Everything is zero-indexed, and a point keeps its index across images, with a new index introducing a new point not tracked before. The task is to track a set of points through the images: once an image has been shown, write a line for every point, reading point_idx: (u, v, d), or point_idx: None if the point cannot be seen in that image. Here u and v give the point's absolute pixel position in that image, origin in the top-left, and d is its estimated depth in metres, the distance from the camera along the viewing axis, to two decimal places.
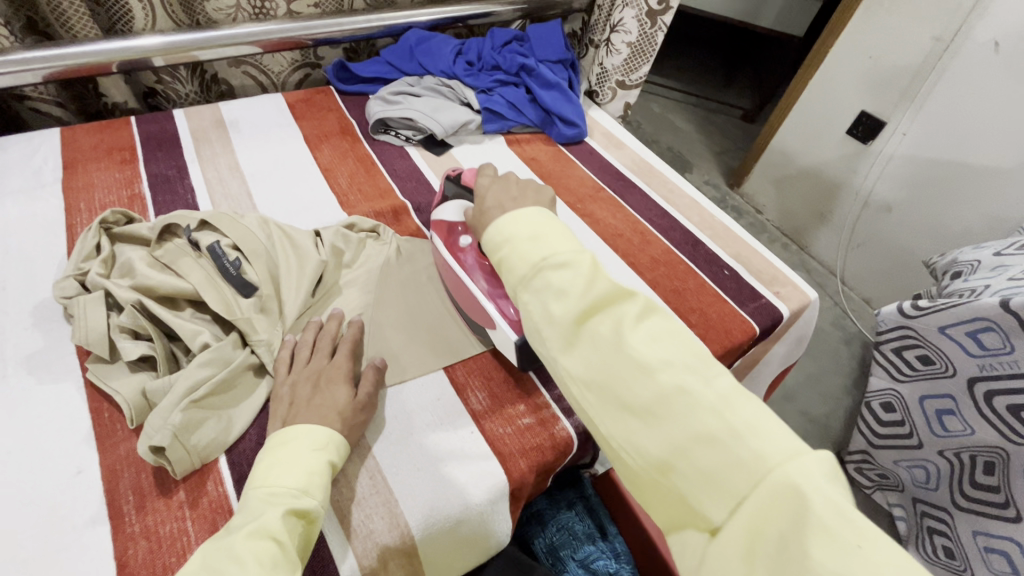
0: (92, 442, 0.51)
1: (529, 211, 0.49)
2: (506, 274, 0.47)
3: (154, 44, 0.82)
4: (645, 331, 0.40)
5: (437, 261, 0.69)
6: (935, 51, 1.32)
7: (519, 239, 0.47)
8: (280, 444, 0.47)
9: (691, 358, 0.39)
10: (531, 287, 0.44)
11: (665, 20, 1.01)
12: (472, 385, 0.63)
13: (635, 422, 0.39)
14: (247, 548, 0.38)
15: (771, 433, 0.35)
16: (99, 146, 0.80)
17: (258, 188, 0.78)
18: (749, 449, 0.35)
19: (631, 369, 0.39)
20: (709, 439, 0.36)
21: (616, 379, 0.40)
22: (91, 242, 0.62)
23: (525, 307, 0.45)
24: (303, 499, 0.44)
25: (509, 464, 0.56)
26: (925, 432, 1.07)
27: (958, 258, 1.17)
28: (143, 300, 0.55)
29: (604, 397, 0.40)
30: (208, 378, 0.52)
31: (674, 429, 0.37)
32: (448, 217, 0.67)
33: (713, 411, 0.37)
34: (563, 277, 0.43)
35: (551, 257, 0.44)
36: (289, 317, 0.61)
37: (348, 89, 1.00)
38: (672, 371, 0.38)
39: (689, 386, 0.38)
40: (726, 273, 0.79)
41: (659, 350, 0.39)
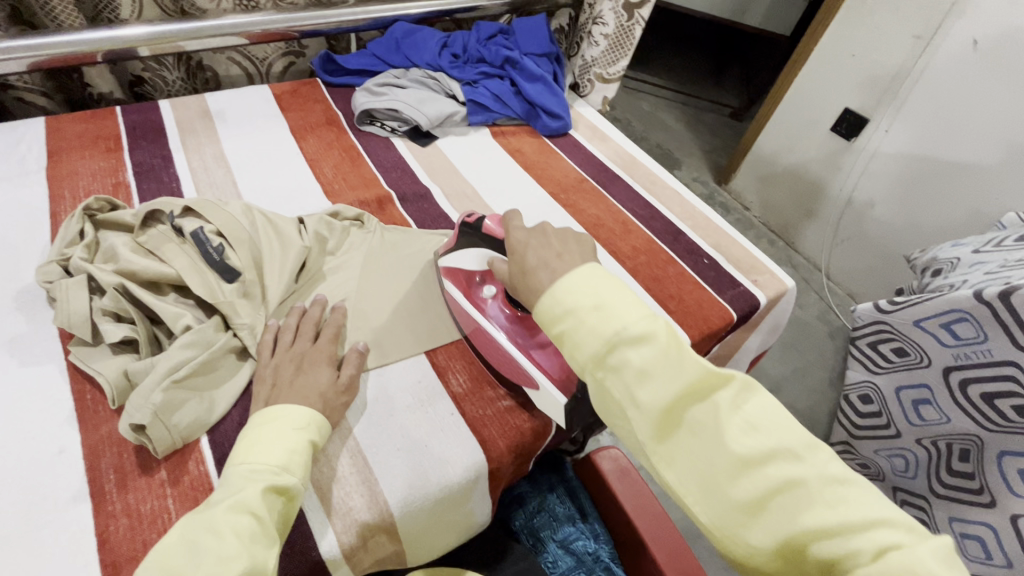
0: (74, 423, 0.52)
1: (580, 273, 0.44)
2: (572, 350, 0.43)
3: (141, 34, 0.82)
4: (742, 417, 0.39)
5: (455, 312, 0.67)
6: (917, 48, 1.35)
7: (584, 310, 0.42)
8: (263, 421, 0.48)
9: (794, 443, 0.38)
10: (607, 367, 0.41)
11: (642, 14, 1.03)
12: (453, 368, 0.64)
13: (744, 517, 0.37)
14: (226, 522, 0.39)
15: (884, 518, 0.35)
16: (84, 135, 0.80)
17: (243, 177, 0.79)
18: (869, 541, 0.34)
19: (734, 463, 0.38)
20: (827, 533, 0.35)
21: (722, 475, 0.38)
22: (74, 229, 0.63)
23: (600, 386, 0.42)
24: (283, 476, 0.44)
25: (489, 444, 0.58)
26: (903, 422, 1.08)
27: (938, 256, 1.18)
28: (126, 283, 0.56)
29: (705, 489, 0.39)
30: (190, 360, 0.53)
31: (786, 524, 0.36)
32: (467, 267, 0.65)
33: (827, 504, 0.36)
34: (642, 356, 0.40)
35: (623, 330, 0.40)
36: (272, 301, 0.62)
37: (335, 81, 1.00)
38: (778, 461, 0.37)
39: (799, 477, 0.36)
40: (706, 262, 0.81)
41: (760, 439, 0.38)
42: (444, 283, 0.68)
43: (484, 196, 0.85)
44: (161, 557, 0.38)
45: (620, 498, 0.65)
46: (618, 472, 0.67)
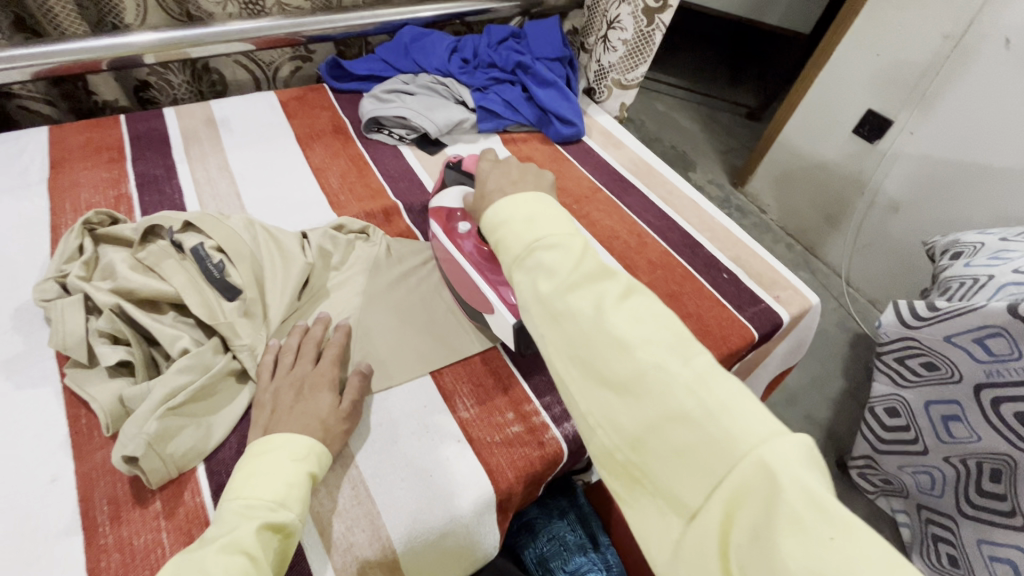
0: (68, 449, 0.50)
1: (529, 194, 0.46)
2: (502, 255, 0.45)
3: (148, 41, 0.81)
4: (627, 309, 0.38)
5: (434, 246, 0.70)
6: (944, 48, 1.29)
7: (515, 221, 0.44)
8: (259, 454, 0.45)
9: (672, 339, 0.37)
10: (523, 266, 0.42)
11: (663, 19, 0.98)
12: (459, 392, 0.61)
13: (613, 399, 0.36)
14: (218, 564, 0.37)
15: (748, 413, 0.33)
16: (87, 145, 0.79)
17: (248, 188, 0.77)
18: (722, 430, 0.32)
19: (612, 347, 0.37)
20: (684, 419, 0.34)
21: (597, 358, 0.37)
22: (73, 244, 0.61)
23: (516, 287, 0.43)
24: (280, 512, 0.42)
25: (496, 474, 0.55)
26: (933, 437, 1.04)
27: (960, 240, 1.16)
28: (122, 303, 0.54)
29: (584, 374, 0.38)
30: (186, 385, 0.51)
31: (651, 407, 0.35)
32: (448, 204, 0.69)
33: (689, 391, 0.34)
34: (551, 255, 0.41)
35: (539, 238, 0.42)
36: (273, 321, 0.60)
37: (342, 87, 0.98)
38: (652, 350, 0.36)
39: (667, 365, 0.35)
40: (725, 276, 0.77)
41: (640, 329, 0.37)
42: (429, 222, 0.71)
43: None
44: None
45: None
46: None
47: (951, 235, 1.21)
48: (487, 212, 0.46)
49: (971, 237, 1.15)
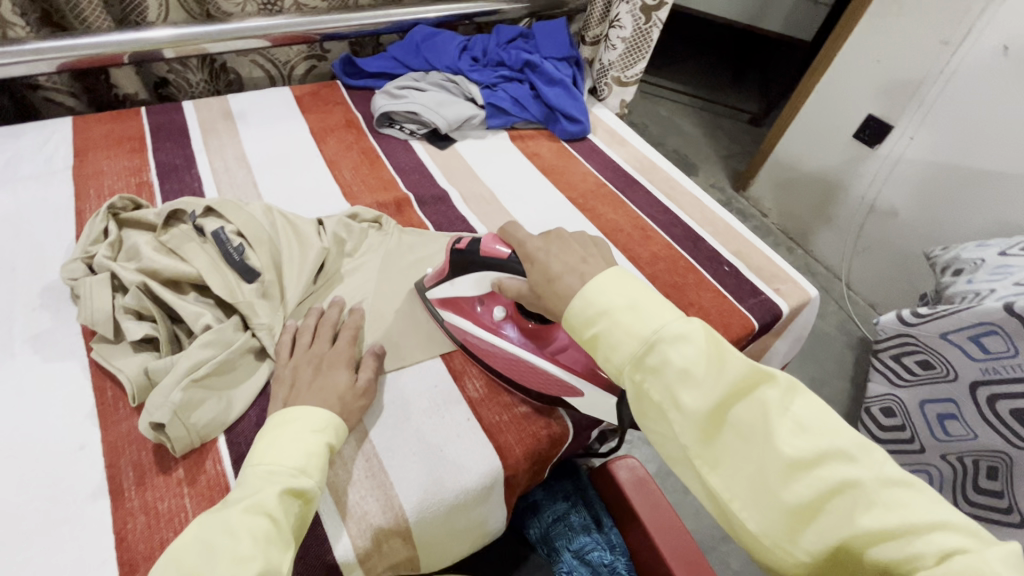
0: (96, 419, 0.52)
1: (613, 275, 0.45)
2: (614, 357, 0.43)
3: (167, 36, 0.84)
4: (792, 417, 0.37)
5: (462, 340, 0.64)
6: (943, 54, 1.32)
7: (620, 310, 0.43)
8: (281, 423, 0.48)
9: (849, 444, 0.36)
10: (645, 368, 0.41)
11: (660, 16, 1.01)
12: (469, 373, 0.63)
13: (796, 521, 0.36)
14: (241, 523, 0.39)
15: (950, 522, 0.32)
16: (110, 135, 0.81)
17: (264, 178, 0.79)
18: (928, 544, 0.32)
19: (784, 466, 0.36)
20: (884, 537, 0.33)
21: (770, 478, 0.36)
22: (98, 227, 0.64)
23: (639, 387, 0.41)
24: (300, 478, 0.44)
25: (505, 451, 0.57)
26: (929, 436, 1.06)
27: (961, 255, 1.15)
28: (148, 282, 0.56)
29: (755, 492, 0.37)
30: (208, 360, 0.53)
31: (839, 525, 0.34)
32: (466, 294, 0.62)
33: (883, 505, 0.34)
34: (683, 356, 0.39)
35: (663, 329, 0.41)
36: (290, 301, 0.62)
37: (355, 84, 1.01)
38: (830, 462, 0.35)
39: (855, 478, 0.35)
40: (727, 269, 0.80)
41: (811, 441, 0.36)
42: (447, 320, 0.64)
43: (501, 200, 0.85)
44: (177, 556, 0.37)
45: (637, 507, 0.65)
46: (635, 481, 0.67)
47: (953, 249, 1.20)
48: (575, 306, 0.45)
49: (970, 252, 1.14)
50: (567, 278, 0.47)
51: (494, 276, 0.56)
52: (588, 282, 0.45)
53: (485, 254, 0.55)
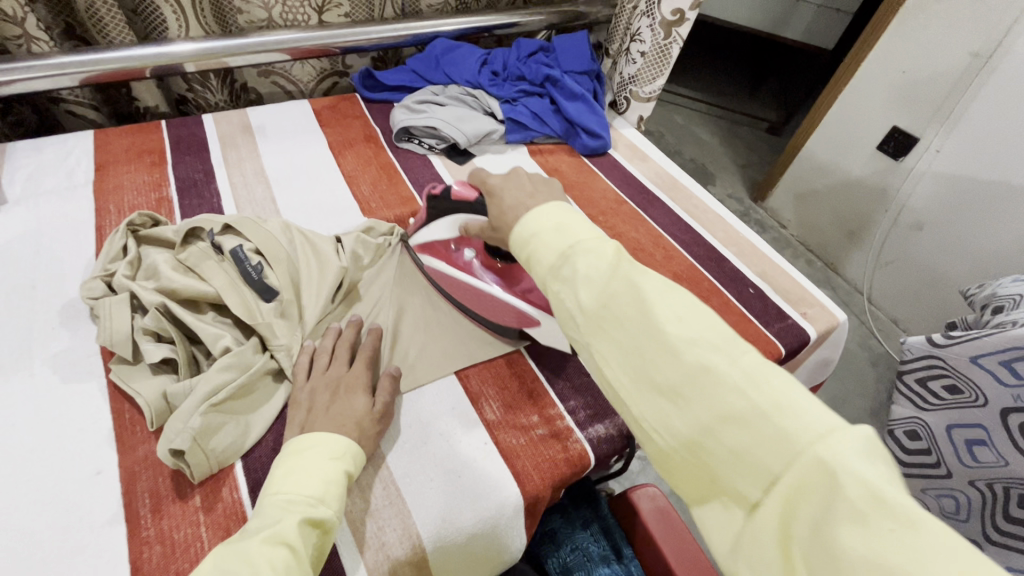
0: (113, 443, 0.51)
1: (550, 204, 0.44)
2: (533, 270, 0.42)
3: (189, 50, 0.84)
4: (671, 307, 0.36)
5: (440, 283, 0.69)
6: (973, 66, 1.29)
7: (545, 231, 0.42)
8: (295, 451, 0.46)
9: (721, 337, 0.35)
10: (559, 277, 0.40)
11: (681, 32, 0.99)
12: (486, 395, 0.61)
13: (665, 404, 0.35)
14: (261, 555, 0.36)
15: (808, 409, 0.31)
16: (130, 149, 0.81)
17: (282, 194, 0.79)
18: (779, 427, 0.30)
19: (658, 349, 0.35)
20: (739, 420, 0.32)
21: (648, 362, 0.36)
22: (118, 244, 0.63)
23: (555, 297, 0.41)
24: (319, 508, 0.42)
25: (522, 477, 0.55)
26: (956, 462, 1.03)
27: (998, 292, 1.12)
28: (167, 303, 0.56)
29: (633, 380, 0.37)
30: (227, 383, 0.52)
31: (704, 410, 0.33)
32: (440, 236, 0.66)
33: (743, 390, 0.32)
34: (587, 261, 0.39)
35: (576, 242, 0.40)
36: (308, 322, 0.61)
37: (373, 97, 1.00)
38: (701, 351, 0.34)
39: (718, 366, 0.33)
40: (752, 291, 0.78)
41: (689, 329, 0.35)
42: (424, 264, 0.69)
43: None
44: None
45: (658, 540, 0.64)
46: (656, 513, 0.66)
47: (988, 287, 1.19)
48: (516, 227, 0.44)
49: (1008, 290, 1.10)
50: (518, 211, 0.46)
51: (463, 219, 0.60)
52: (530, 210, 0.44)
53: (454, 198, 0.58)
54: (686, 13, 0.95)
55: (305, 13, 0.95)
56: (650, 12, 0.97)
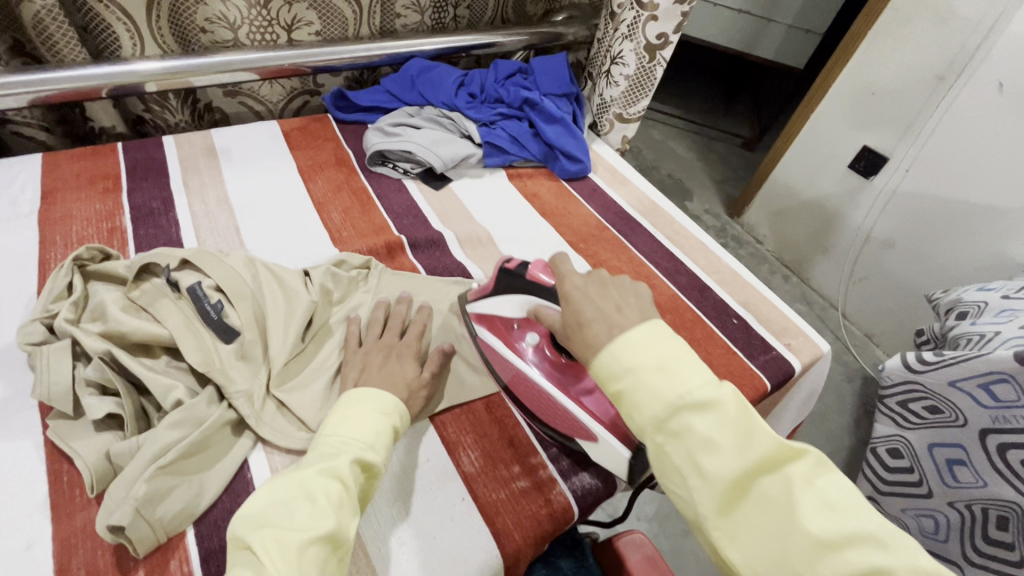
0: (48, 510, 0.46)
1: (647, 331, 0.43)
2: (631, 412, 0.41)
3: (154, 68, 0.80)
4: (817, 494, 0.36)
5: (489, 358, 0.63)
6: (939, 89, 1.32)
7: (645, 368, 0.41)
8: (352, 401, 0.48)
9: (872, 528, 0.35)
10: (670, 432, 0.39)
11: (664, 55, 0.98)
12: (464, 444, 0.58)
13: None
14: (318, 487, 0.39)
15: None
16: (81, 174, 0.76)
17: (247, 223, 0.75)
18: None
19: (809, 542, 0.34)
20: None
21: (794, 552, 0.35)
22: (62, 282, 0.58)
23: (662, 451, 0.40)
24: (369, 453, 0.44)
25: (503, 536, 0.51)
26: (937, 482, 1.03)
27: (963, 297, 1.14)
28: (112, 350, 0.51)
29: (777, 569, 0.35)
30: (178, 442, 0.48)
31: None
32: (507, 313, 0.61)
33: None
34: (706, 423, 0.38)
35: (689, 396, 0.39)
36: (272, 366, 0.57)
37: (347, 118, 0.97)
38: (856, 545, 0.34)
39: (881, 564, 0.33)
40: (735, 322, 0.76)
41: (835, 520, 0.35)
42: (477, 333, 0.63)
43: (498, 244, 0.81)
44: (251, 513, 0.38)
45: None
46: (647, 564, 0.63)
47: (953, 291, 1.20)
48: (603, 354, 0.43)
49: (972, 294, 1.12)
50: (583, 308, 0.47)
51: (536, 302, 0.57)
52: (619, 335, 0.43)
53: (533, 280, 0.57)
54: (668, 37, 0.94)
55: (273, 33, 0.92)
56: (632, 35, 0.95)
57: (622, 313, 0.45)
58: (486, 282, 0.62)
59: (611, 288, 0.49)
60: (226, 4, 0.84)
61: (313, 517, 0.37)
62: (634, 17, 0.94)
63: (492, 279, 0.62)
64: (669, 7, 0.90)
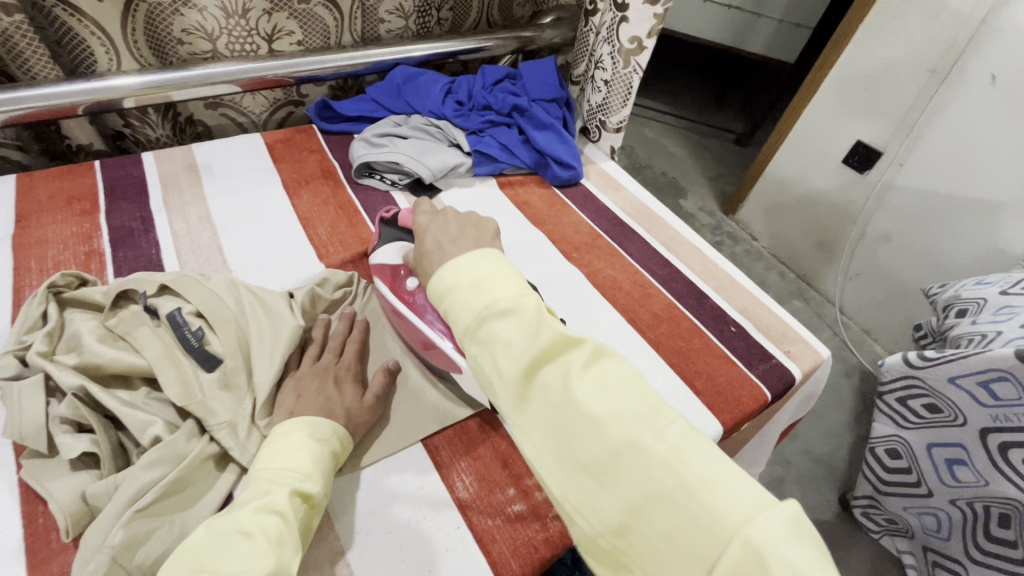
0: (22, 558, 0.44)
1: (465, 257, 0.45)
2: (451, 326, 0.43)
3: (131, 84, 0.77)
4: (592, 380, 0.38)
5: (384, 303, 0.68)
6: (932, 83, 1.31)
7: (461, 286, 0.43)
8: (281, 433, 0.48)
9: (640, 407, 0.37)
10: (478, 339, 0.41)
11: (640, 62, 0.93)
12: (457, 468, 0.56)
13: (590, 480, 0.36)
14: (253, 521, 0.40)
15: (726, 484, 0.33)
16: (58, 195, 0.73)
17: (230, 242, 0.73)
18: (701, 504, 0.32)
19: (581, 421, 0.37)
20: (661, 494, 0.34)
21: (573, 435, 0.37)
22: (35, 311, 0.56)
23: (473, 359, 0.42)
24: (307, 482, 0.45)
25: (500, 566, 0.50)
26: (938, 481, 1.02)
27: (961, 294, 1.13)
28: (87, 385, 0.49)
29: (559, 456, 0.38)
30: (158, 481, 0.46)
31: (627, 487, 0.35)
32: (389, 261, 0.66)
33: (663, 464, 0.34)
34: (508, 327, 0.40)
35: (493, 304, 0.41)
36: (255, 393, 0.55)
37: (332, 129, 0.95)
38: (621, 423, 0.36)
39: (639, 439, 0.36)
40: (733, 330, 0.74)
41: (607, 401, 0.37)
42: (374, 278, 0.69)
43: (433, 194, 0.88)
44: (189, 555, 0.38)
45: None
46: None
47: (951, 288, 1.19)
48: (433, 280, 0.45)
49: (970, 291, 1.11)
50: (433, 253, 0.50)
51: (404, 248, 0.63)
52: (445, 258, 0.47)
53: None
54: (641, 40, 0.90)
55: (253, 43, 0.89)
56: (610, 37, 0.94)
57: (456, 244, 0.50)
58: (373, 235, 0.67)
59: (454, 223, 0.54)
60: (203, 14, 0.82)
61: (254, 555, 0.37)
62: (612, 19, 0.92)
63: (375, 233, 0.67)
64: (639, 7, 0.86)
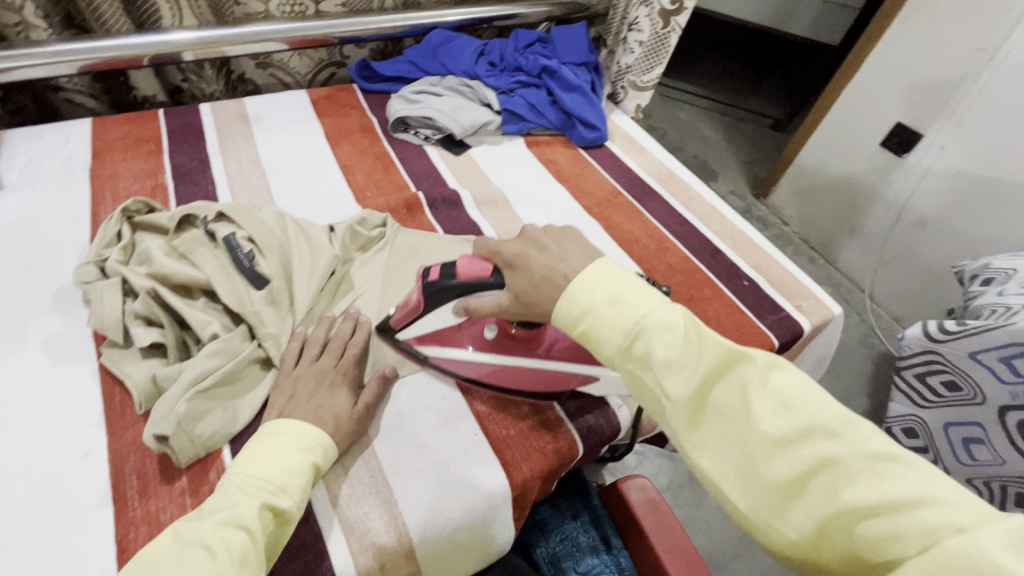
0: (103, 425, 0.52)
1: (593, 271, 0.46)
2: (602, 349, 0.44)
3: (188, 39, 0.84)
4: (772, 395, 0.38)
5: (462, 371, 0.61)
6: (978, 62, 1.27)
7: (601, 306, 0.44)
8: (266, 436, 0.46)
9: (831, 420, 0.36)
10: (633, 356, 0.42)
11: (679, 21, 0.98)
12: (477, 385, 0.61)
13: (782, 499, 0.36)
14: (217, 536, 0.38)
15: (937, 495, 0.32)
16: (126, 137, 0.81)
17: (277, 183, 0.79)
18: (917, 520, 0.31)
19: (764, 440, 0.37)
20: (869, 509, 0.33)
21: (755, 453, 0.37)
22: (112, 230, 0.64)
23: (636, 379, 0.43)
24: (279, 496, 0.42)
25: (512, 467, 0.55)
26: (953, 460, 1.02)
27: (991, 264, 1.11)
28: (157, 287, 0.56)
29: (741, 473, 0.38)
30: (215, 369, 0.53)
31: (824, 502, 0.34)
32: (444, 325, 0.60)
33: (864, 480, 0.34)
34: (667, 346, 0.41)
35: (649, 320, 0.42)
36: (299, 310, 0.61)
37: (371, 87, 1.00)
38: (812, 439, 0.36)
39: (836, 453, 0.35)
40: (746, 283, 0.77)
41: (793, 418, 0.37)
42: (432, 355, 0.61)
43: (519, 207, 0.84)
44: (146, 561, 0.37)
45: (649, 533, 0.64)
46: (647, 505, 0.66)
47: (981, 258, 1.16)
48: (560, 307, 0.46)
49: (1001, 261, 1.09)
50: (551, 276, 0.48)
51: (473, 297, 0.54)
52: (569, 286, 0.46)
53: (467, 277, 0.53)
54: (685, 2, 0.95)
55: (301, 4, 0.95)
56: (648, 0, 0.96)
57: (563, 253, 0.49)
58: (408, 311, 0.58)
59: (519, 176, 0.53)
60: None
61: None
62: None
63: (411, 305, 0.58)
64: None
